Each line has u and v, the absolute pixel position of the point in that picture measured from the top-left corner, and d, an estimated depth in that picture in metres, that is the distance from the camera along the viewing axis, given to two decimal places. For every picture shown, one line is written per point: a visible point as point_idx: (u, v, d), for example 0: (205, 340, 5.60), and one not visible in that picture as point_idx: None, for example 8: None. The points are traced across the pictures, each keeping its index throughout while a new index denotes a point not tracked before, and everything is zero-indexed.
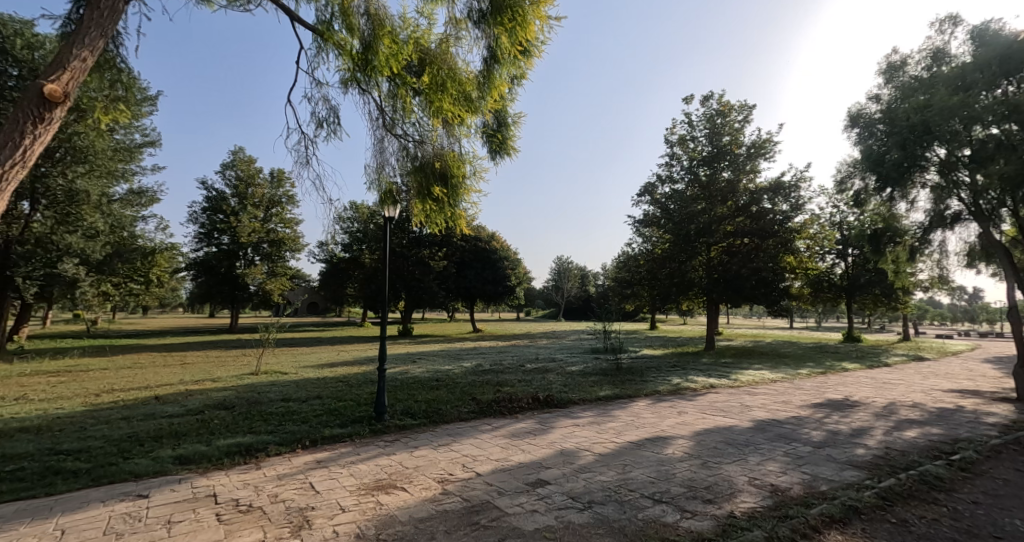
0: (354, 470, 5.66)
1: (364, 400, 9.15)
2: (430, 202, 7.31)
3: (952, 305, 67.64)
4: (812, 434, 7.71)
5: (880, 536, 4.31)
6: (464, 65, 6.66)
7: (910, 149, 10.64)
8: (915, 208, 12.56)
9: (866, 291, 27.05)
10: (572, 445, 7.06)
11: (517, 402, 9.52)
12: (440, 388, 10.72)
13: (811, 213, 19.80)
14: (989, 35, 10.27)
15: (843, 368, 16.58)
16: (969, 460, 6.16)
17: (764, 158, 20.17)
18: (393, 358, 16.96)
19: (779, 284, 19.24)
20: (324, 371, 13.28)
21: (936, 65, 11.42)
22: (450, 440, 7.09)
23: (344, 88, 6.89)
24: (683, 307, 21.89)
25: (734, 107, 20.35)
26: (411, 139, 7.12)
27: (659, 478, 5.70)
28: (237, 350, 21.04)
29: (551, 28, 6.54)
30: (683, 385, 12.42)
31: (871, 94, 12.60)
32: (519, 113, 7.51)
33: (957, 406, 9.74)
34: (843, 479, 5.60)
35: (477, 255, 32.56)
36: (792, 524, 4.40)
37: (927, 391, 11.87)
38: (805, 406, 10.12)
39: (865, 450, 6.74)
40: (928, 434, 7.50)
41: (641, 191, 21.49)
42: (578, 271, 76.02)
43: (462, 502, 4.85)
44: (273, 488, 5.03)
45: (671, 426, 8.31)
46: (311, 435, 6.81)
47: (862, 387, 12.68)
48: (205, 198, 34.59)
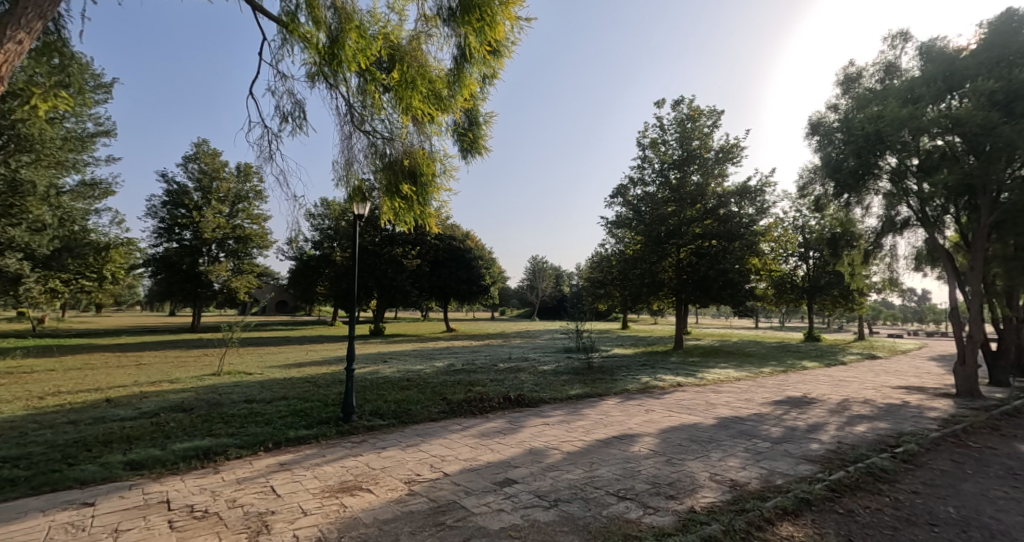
0: (318, 472, 5.56)
1: (332, 401, 8.99)
2: (400, 200, 7.25)
3: (904, 306, 71.27)
4: (772, 430, 7.98)
5: (829, 526, 4.50)
6: (435, 62, 6.57)
7: (865, 157, 11.02)
8: (870, 213, 13.11)
9: (825, 292, 28.14)
10: (541, 444, 7.10)
11: (488, 401, 9.52)
12: (410, 388, 10.60)
13: (775, 216, 20.50)
14: (935, 51, 10.85)
15: (804, 367, 17.18)
16: (912, 452, 6.50)
17: (732, 162, 20.80)
18: (365, 358, 16.71)
19: (744, 284, 19.79)
20: (291, 372, 12.98)
21: (888, 78, 11.99)
22: (419, 440, 7.04)
23: (311, 83, 6.73)
24: (654, 307, 22.25)
25: (704, 112, 20.92)
26: (380, 136, 7.03)
27: (624, 476, 5.80)
28: (199, 350, 20.33)
29: (521, 28, 6.55)
30: (651, 383, 12.68)
31: (830, 104, 13.15)
32: (491, 113, 7.54)
33: (904, 401, 10.27)
34: (797, 473, 5.83)
35: (451, 254, 32.27)
36: (747, 517, 4.55)
37: (878, 388, 12.44)
38: (766, 404, 10.46)
39: (819, 445, 7.03)
40: (877, 429, 7.88)
41: (614, 192, 21.82)
42: (552, 271, 76.72)
43: (429, 502, 4.83)
44: (231, 493, 4.88)
45: (639, 424, 8.46)
46: (274, 437, 6.64)
47: (820, 385, 13.21)
48: (165, 192, 33.16)
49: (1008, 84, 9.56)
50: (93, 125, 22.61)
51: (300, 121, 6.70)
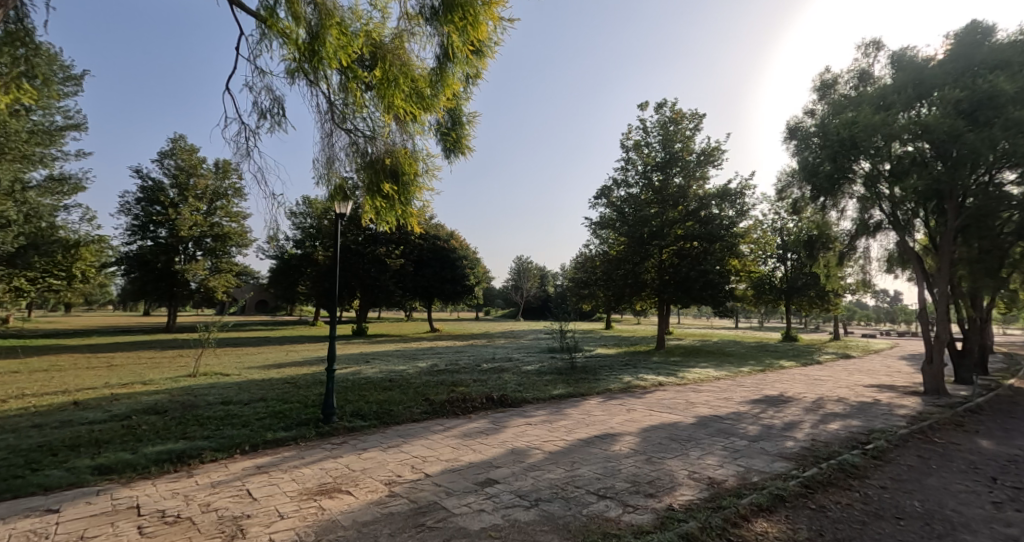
0: (297, 474, 5.49)
1: (312, 402, 8.87)
2: (381, 199, 7.19)
3: (877, 307, 73.41)
4: (749, 429, 8.13)
5: (801, 521, 4.61)
6: (418, 61, 6.51)
7: (840, 162, 11.27)
8: (845, 216, 13.43)
9: (802, 293, 28.74)
10: (522, 444, 7.11)
11: (470, 402, 9.51)
12: (393, 389, 10.52)
13: (754, 219, 20.87)
14: (906, 60, 11.17)
15: (781, 366, 17.53)
16: (882, 449, 6.69)
17: (713, 165, 21.13)
18: (347, 359, 16.54)
19: (724, 285, 20.10)
20: (270, 373, 12.79)
21: (862, 85, 12.31)
22: (401, 441, 7.00)
23: (290, 79, 6.57)
24: (637, 307, 22.47)
25: (686, 115, 21.20)
26: (362, 134, 6.95)
27: (605, 475, 5.85)
28: (174, 351, 19.91)
29: (503, 28, 6.54)
30: (633, 383, 12.80)
31: (807, 109, 13.44)
32: (474, 113, 7.53)
33: (876, 400, 10.55)
34: (773, 470, 5.95)
35: (435, 254, 32.10)
36: (724, 514, 4.62)
37: (851, 386, 12.76)
38: (744, 403, 10.65)
39: (794, 443, 7.19)
40: (849, 426, 8.08)
41: (598, 193, 21.97)
42: (537, 271, 77.09)
43: (409, 504, 4.80)
44: (205, 497, 4.80)
45: (620, 424, 8.53)
46: (252, 440, 6.53)
47: (796, 384, 13.50)
48: (139, 188, 32.30)
49: (973, 94, 9.90)
50: (62, 118, 21.96)
51: (280, 118, 6.48)
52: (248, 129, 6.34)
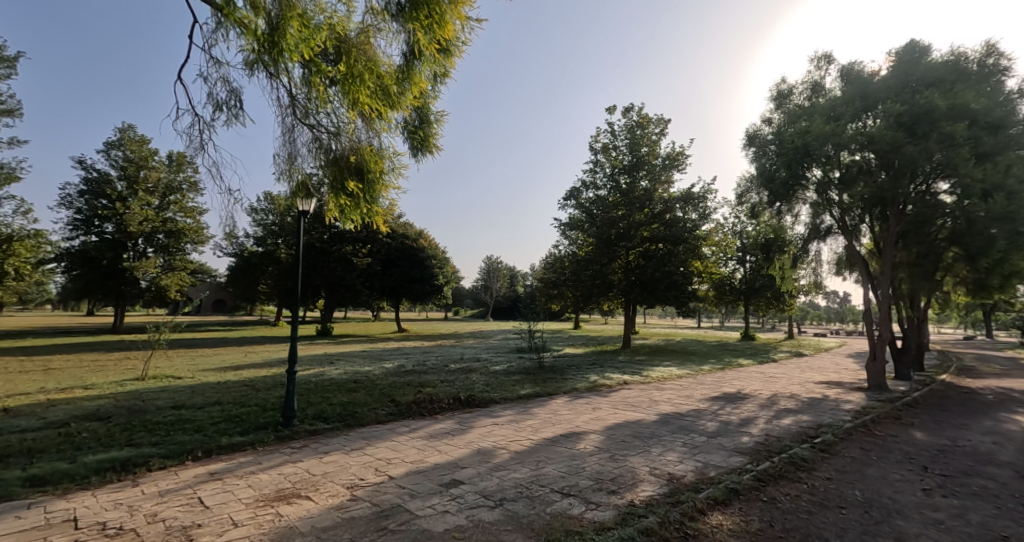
0: (252, 481, 5.33)
1: (272, 405, 8.64)
2: (346, 196, 7.10)
3: (829, 307, 77.17)
4: (708, 425, 8.39)
5: (753, 514, 4.80)
6: (384, 57, 6.40)
7: (794, 169, 11.76)
8: (798, 221, 14.03)
9: (760, 294, 29.89)
10: (489, 444, 7.13)
11: (438, 402, 9.46)
12: (358, 390, 10.36)
13: (716, 222, 21.55)
14: (854, 74, 11.79)
15: (740, 365, 18.16)
16: (828, 442, 7.03)
17: (678, 169, 21.70)
18: (310, 360, 16.13)
19: (688, 286, 20.67)
20: (228, 375, 12.36)
21: (815, 96, 12.87)
22: (365, 443, 6.90)
23: (247, 70, 6.23)
24: (605, 308, 22.82)
25: (652, 120, 21.70)
26: (326, 130, 6.77)
27: (569, 473, 5.94)
28: (123, 352, 19.00)
29: (471, 28, 6.53)
30: (599, 382, 13.03)
31: (764, 118, 13.97)
32: (441, 111, 7.51)
33: (824, 395, 11.11)
34: (729, 465, 6.18)
35: (403, 253, 31.66)
36: (681, 508, 4.77)
37: (803, 383, 13.36)
38: (704, 400, 10.99)
39: (749, 438, 7.47)
40: (800, 422, 8.45)
41: (567, 194, 22.25)
42: (507, 271, 77.50)
43: (372, 507, 4.74)
44: (151, 507, 4.61)
45: (585, 422, 8.65)
46: (205, 445, 6.31)
47: (753, 381, 14.02)
48: (83, 180, 30.60)
49: (912, 108, 10.54)
50: None
51: (238, 111, 6.11)
52: (202, 122, 5.93)
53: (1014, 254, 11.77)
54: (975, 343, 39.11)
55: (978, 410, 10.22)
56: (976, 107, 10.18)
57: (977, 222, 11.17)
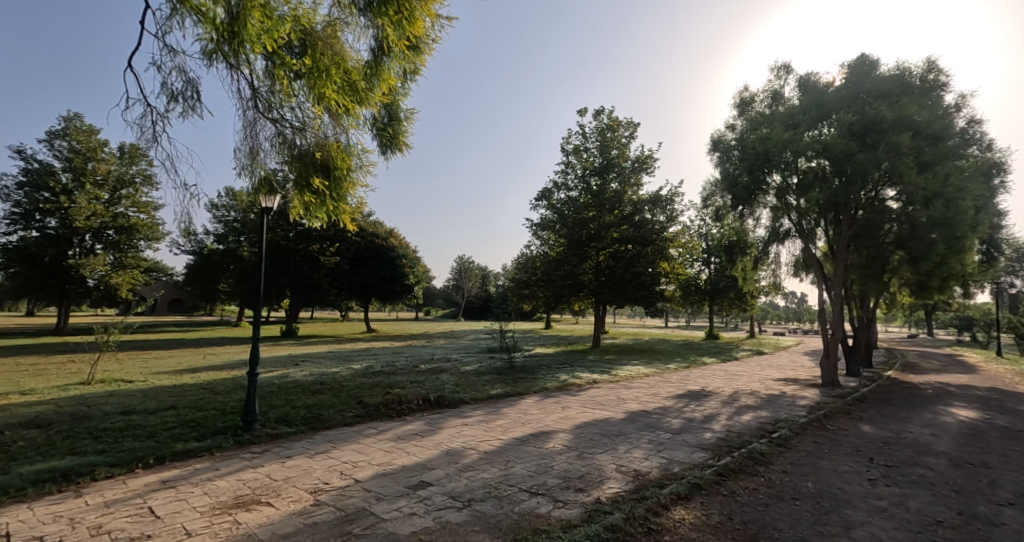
0: (209, 488, 5.17)
1: (230, 409, 8.39)
2: (311, 194, 6.96)
3: (789, 307, 80.22)
4: (673, 422, 8.61)
5: (714, 507, 4.95)
6: (352, 52, 6.29)
7: (756, 174, 12.15)
8: (760, 224, 14.53)
9: (724, 294, 30.83)
10: (457, 445, 7.12)
11: (406, 404, 9.37)
12: (324, 392, 10.17)
13: (683, 224, 22.08)
14: (811, 84, 12.30)
15: (704, 363, 18.67)
16: (785, 436, 7.31)
17: (647, 172, 22.12)
18: (273, 361, 15.68)
19: (656, 286, 21.08)
20: (184, 378, 11.92)
21: (776, 104, 13.34)
22: (330, 446, 6.79)
23: (205, 60, 5.81)
24: (575, 307, 23.07)
25: (622, 123, 22.05)
26: (290, 124, 6.55)
27: (538, 472, 6.00)
28: (70, 355, 18.09)
29: (440, 26, 6.51)
30: (568, 381, 13.15)
31: (728, 124, 14.40)
32: (411, 109, 7.46)
33: (782, 392, 11.55)
34: (692, 460, 6.36)
35: (373, 252, 31.22)
36: (646, 504, 4.87)
37: (763, 380, 13.85)
38: (670, 397, 11.25)
39: (711, 434, 7.70)
40: (759, 417, 8.75)
41: (538, 195, 22.38)
42: (479, 271, 77.52)
43: (336, 512, 4.67)
44: (95, 519, 4.41)
45: (554, 421, 8.73)
46: (156, 452, 6.07)
47: (716, 379, 14.45)
48: (23, 171, 28.86)
49: (863, 117, 11.05)
50: None
51: (195, 103, 5.83)
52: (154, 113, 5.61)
53: (952, 257, 12.55)
54: (919, 341, 41.50)
55: (921, 404, 10.83)
56: (919, 119, 10.77)
57: (920, 227, 11.87)
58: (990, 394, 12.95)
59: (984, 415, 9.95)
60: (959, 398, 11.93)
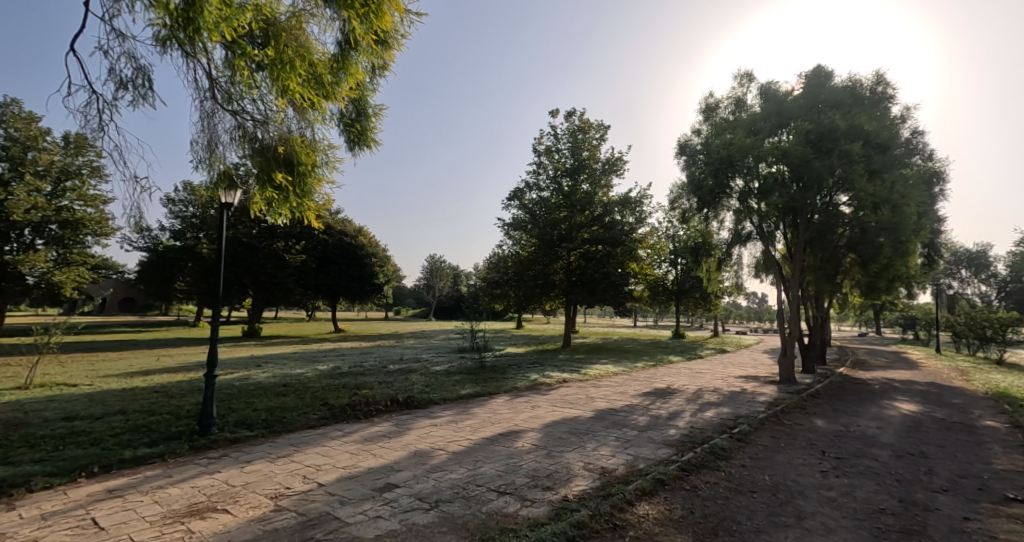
0: (160, 496, 4.97)
1: (186, 413, 8.08)
2: (273, 189, 6.78)
3: (750, 307, 83.04)
4: (639, 419, 8.78)
5: (676, 502, 5.06)
6: (318, 45, 6.16)
7: (720, 178, 12.48)
8: (723, 226, 14.95)
9: (690, 294, 31.65)
10: (426, 446, 7.07)
11: (374, 405, 9.24)
12: (288, 394, 9.93)
13: (651, 225, 22.53)
14: (772, 92, 12.75)
15: (670, 361, 19.13)
16: (744, 432, 7.56)
17: (617, 174, 22.47)
18: (234, 363, 15.16)
19: (625, 287, 21.40)
20: (137, 381, 11.41)
21: (739, 111, 13.75)
22: (293, 449, 6.63)
23: (159, 47, 5.58)
24: (546, 307, 23.21)
25: (593, 125, 22.30)
26: (251, 117, 6.35)
27: (506, 471, 6.01)
28: (10, 358, 17.03)
29: (409, 22, 6.48)
30: (538, 381, 13.23)
31: (694, 129, 14.76)
32: (380, 105, 7.37)
33: (743, 389, 11.94)
34: (657, 457, 6.50)
35: (342, 251, 30.65)
36: (611, 500, 4.95)
37: (725, 378, 14.27)
38: (636, 395, 11.47)
39: (675, 431, 7.89)
40: (721, 414, 9.02)
41: (510, 195, 22.43)
42: (450, 271, 77.25)
43: (297, 517, 4.57)
44: (31, 533, 4.17)
45: (524, 421, 8.76)
46: (102, 460, 5.80)
47: (681, 377, 14.80)
48: None
49: (819, 126, 11.52)
50: None
51: (147, 92, 5.61)
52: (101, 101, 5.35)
53: (897, 260, 13.26)
54: (870, 339, 43.65)
55: (869, 399, 11.39)
56: (869, 129, 11.31)
57: (870, 231, 12.53)
58: (931, 388, 13.76)
59: (925, 408, 10.54)
60: (903, 393, 12.62)
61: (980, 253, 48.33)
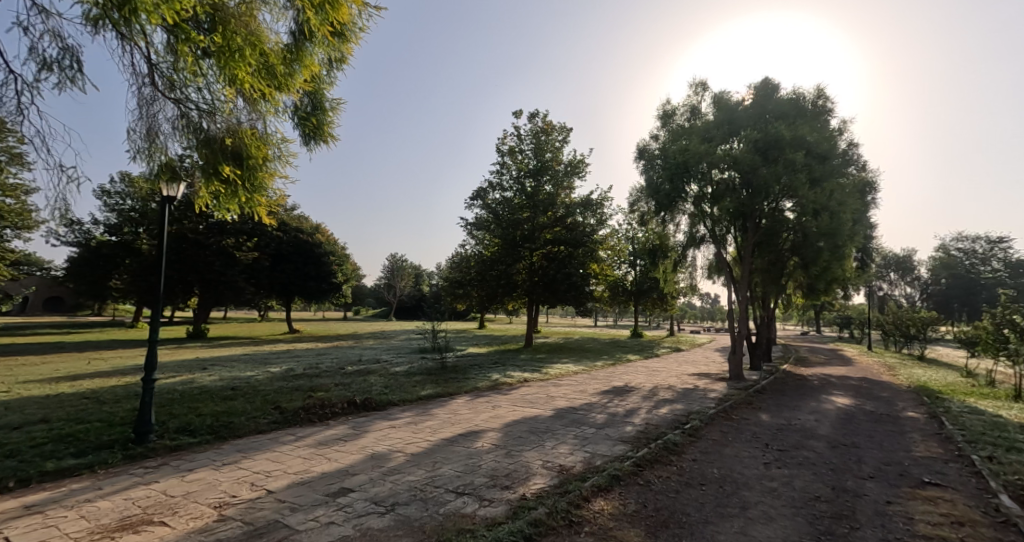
0: (87, 511, 4.66)
1: (120, 420, 7.59)
2: (220, 183, 6.48)
3: (704, 307, 86.16)
4: (597, 417, 8.93)
5: (630, 498, 5.17)
6: (271, 34, 5.97)
7: (676, 183, 12.83)
8: (679, 229, 15.37)
9: (647, 295, 32.52)
10: (384, 448, 6.93)
11: (330, 407, 9.00)
12: (237, 398, 9.54)
13: (611, 227, 22.96)
14: (724, 100, 13.24)
15: (628, 359, 19.59)
16: (695, 427, 7.81)
17: (578, 176, 22.79)
18: (177, 366, 14.36)
19: (586, 287, 21.69)
20: (66, 386, 10.62)
21: (694, 119, 14.19)
22: (240, 456, 6.36)
23: (91, 27, 5.28)
24: (509, 307, 23.31)
25: (556, 127, 22.51)
26: (196, 106, 6.08)
27: (465, 471, 5.97)
28: None
29: (368, 15, 6.40)
30: (500, 380, 13.25)
31: (652, 134, 15.11)
32: (339, 100, 7.20)
33: (696, 386, 12.36)
34: (613, 453, 6.62)
35: (298, 249, 29.74)
36: (569, 497, 5.01)
37: (680, 376, 14.71)
38: (595, 393, 11.67)
39: (631, 428, 8.06)
40: (674, 410, 9.29)
41: (473, 194, 22.34)
42: (412, 270, 76.39)
43: (243, 526, 4.38)
44: None
45: (483, 421, 8.72)
46: (19, 474, 5.37)
47: (638, 375, 15.16)
48: None
49: (766, 136, 12.07)
50: None
51: (76, 74, 5.30)
52: (22, 81, 5.00)
53: (834, 263, 14.06)
54: (813, 338, 46.07)
55: (809, 394, 12.02)
56: (811, 140, 11.94)
57: (811, 236, 13.24)
58: (863, 383, 14.68)
59: (857, 401, 11.24)
60: (840, 388, 13.42)
61: (907, 257, 52.16)
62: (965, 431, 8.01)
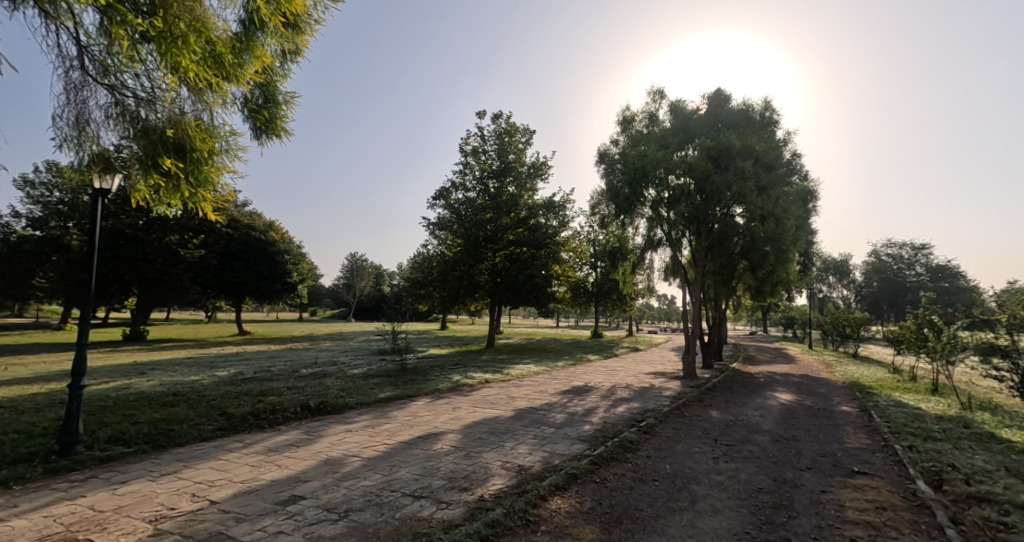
0: (0, 532, 4.29)
1: (44, 432, 7.03)
2: (160, 176, 6.12)
3: (662, 308, 88.45)
4: (556, 417, 8.98)
5: (586, 495, 5.22)
6: (218, 21, 5.73)
7: (635, 187, 13.07)
8: (638, 232, 15.67)
9: (608, 295, 33.10)
10: (338, 453, 6.74)
11: (282, 412, 8.67)
12: (180, 404, 9.06)
13: (573, 229, 23.21)
14: (679, 109, 13.63)
15: (587, 359, 20.03)
16: (650, 425, 7.98)
17: (541, 178, 22.91)
18: (113, 371, 13.49)
19: (548, 288, 21.91)
20: None
21: (652, 125, 14.52)
22: (181, 466, 6.04)
23: (13, 5, 4.93)
24: (471, 308, 23.21)
25: (519, 129, 22.54)
26: (134, 94, 5.76)
27: (423, 474, 5.88)
28: None
29: (323, 7, 6.24)
30: (460, 381, 13.16)
31: (612, 140, 15.37)
32: (293, 94, 6.98)
33: (651, 385, 12.64)
34: (571, 452, 6.67)
35: (249, 247, 28.63)
36: (526, 497, 5.00)
37: (636, 375, 15.05)
38: (555, 393, 11.75)
39: (589, 427, 8.15)
40: (631, 409, 9.47)
41: (435, 194, 22.11)
42: (372, 270, 75.01)
43: None
44: None
45: (442, 423, 8.62)
46: None
47: (598, 374, 15.41)
48: None
49: (718, 144, 12.50)
50: None
51: None
52: None
53: (779, 266, 14.75)
54: (761, 337, 48.07)
55: (756, 391, 12.54)
56: (759, 149, 12.43)
57: (758, 241, 13.82)
58: (804, 379, 15.43)
59: (798, 397, 11.80)
60: (784, 385, 14.06)
61: (846, 261, 55.23)
62: (892, 422, 8.55)
